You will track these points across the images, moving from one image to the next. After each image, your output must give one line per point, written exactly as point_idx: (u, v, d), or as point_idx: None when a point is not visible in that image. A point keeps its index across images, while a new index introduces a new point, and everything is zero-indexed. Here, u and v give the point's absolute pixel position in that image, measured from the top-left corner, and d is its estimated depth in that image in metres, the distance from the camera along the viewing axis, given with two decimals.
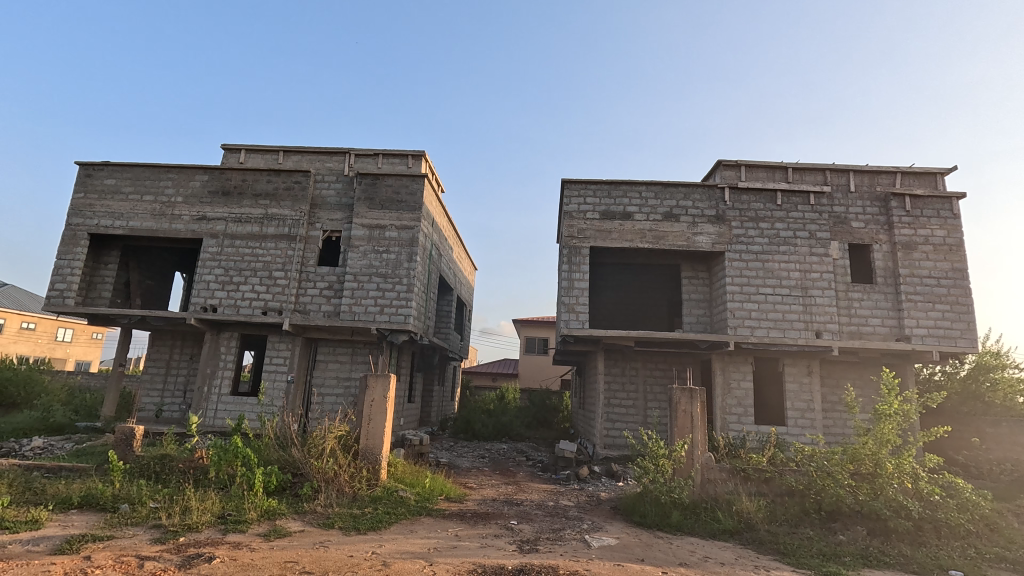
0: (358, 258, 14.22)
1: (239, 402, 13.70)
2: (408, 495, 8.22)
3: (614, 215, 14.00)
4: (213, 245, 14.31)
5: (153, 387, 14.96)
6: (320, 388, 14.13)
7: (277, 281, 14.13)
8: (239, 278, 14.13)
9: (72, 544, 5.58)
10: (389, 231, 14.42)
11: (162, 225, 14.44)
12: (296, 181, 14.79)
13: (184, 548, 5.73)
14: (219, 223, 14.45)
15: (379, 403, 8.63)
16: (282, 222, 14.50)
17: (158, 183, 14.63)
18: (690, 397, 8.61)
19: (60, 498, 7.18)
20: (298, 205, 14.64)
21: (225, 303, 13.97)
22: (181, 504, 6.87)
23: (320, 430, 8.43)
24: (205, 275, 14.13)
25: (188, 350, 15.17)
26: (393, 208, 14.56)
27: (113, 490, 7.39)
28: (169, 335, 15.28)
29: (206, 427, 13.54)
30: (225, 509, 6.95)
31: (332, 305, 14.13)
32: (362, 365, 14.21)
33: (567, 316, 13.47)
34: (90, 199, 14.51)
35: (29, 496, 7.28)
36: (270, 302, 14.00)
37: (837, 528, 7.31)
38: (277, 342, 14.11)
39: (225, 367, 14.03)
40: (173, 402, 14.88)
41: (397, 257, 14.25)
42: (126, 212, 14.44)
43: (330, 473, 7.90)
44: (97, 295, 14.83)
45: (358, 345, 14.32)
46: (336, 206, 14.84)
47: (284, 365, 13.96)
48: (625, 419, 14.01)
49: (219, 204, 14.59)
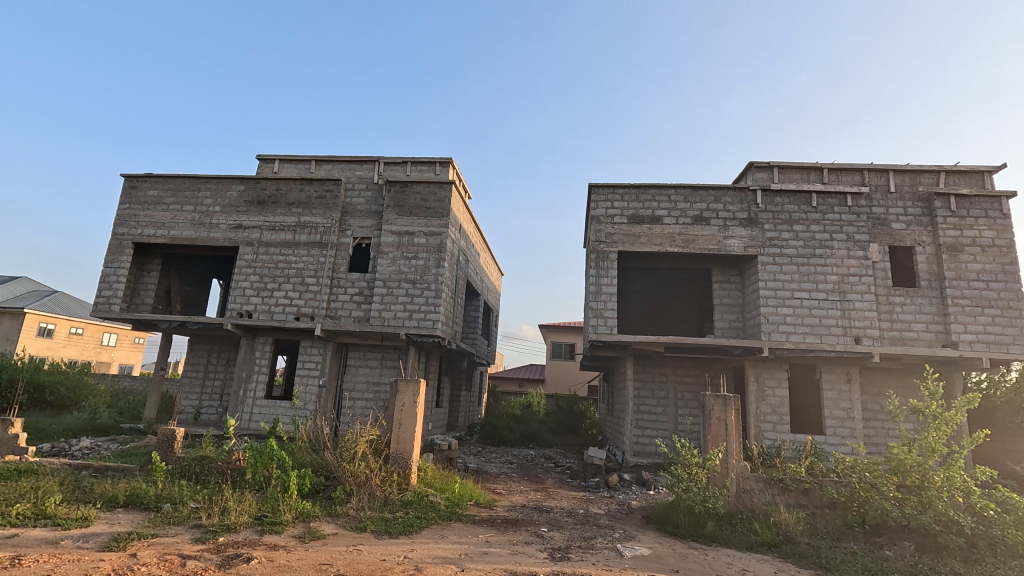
0: (387, 264, 14.44)
1: (273, 405, 14.00)
2: (439, 499, 8.27)
3: (643, 219, 13.84)
4: (249, 253, 14.74)
5: (192, 390, 15.46)
6: (351, 392, 14.41)
7: (310, 287, 14.44)
8: (274, 284, 14.51)
9: (119, 542, 5.79)
10: (417, 238, 14.59)
11: (201, 233, 14.95)
12: (328, 189, 15.14)
13: (223, 548, 5.87)
14: (254, 231, 14.88)
15: (410, 408, 8.69)
16: (314, 230, 14.84)
17: (198, 193, 15.18)
18: (724, 404, 8.40)
19: (107, 496, 7.48)
20: (330, 212, 14.96)
21: (260, 308, 14.35)
22: (221, 505, 7.07)
23: (353, 434, 8.56)
24: (241, 282, 14.56)
25: (226, 354, 15.66)
26: (421, 214, 14.75)
27: (156, 490, 7.65)
28: (207, 340, 15.78)
29: (242, 430, 13.92)
30: (262, 511, 7.11)
31: (363, 310, 14.38)
32: (392, 369, 14.44)
33: (595, 321, 13.29)
34: (134, 210, 15.16)
35: (79, 493, 7.61)
36: (304, 308, 14.30)
37: (884, 543, 6.98)
38: (309, 347, 14.41)
39: (260, 371, 14.42)
40: (211, 404, 15.36)
41: (426, 263, 14.40)
42: (168, 221, 15.03)
43: (362, 477, 7.97)
44: (141, 302, 15.45)
45: (388, 350, 14.56)
46: (366, 213, 15.12)
47: (316, 369, 14.25)
48: (655, 427, 13.77)
49: (254, 213, 15.02)
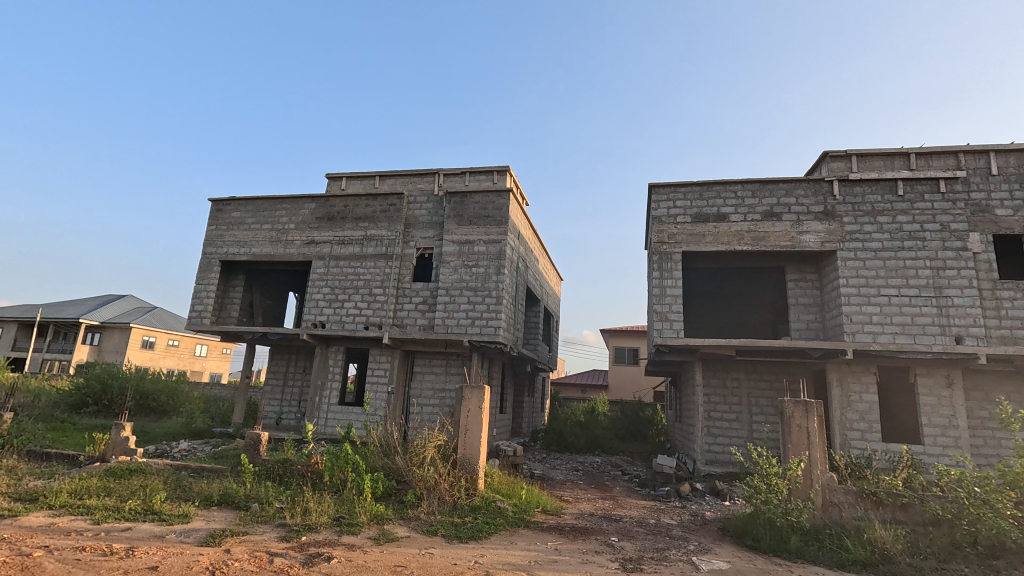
0: (449, 273, 14.77)
1: (346, 411, 14.67)
2: (506, 505, 8.30)
3: (708, 217, 13.32)
4: (321, 266, 15.59)
5: (273, 397, 16.52)
6: (419, 398, 14.85)
7: (377, 297, 15.04)
8: (344, 295, 15.24)
9: (215, 538, 6.27)
10: (477, 246, 14.84)
11: (278, 249, 16.00)
12: (392, 203, 15.76)
13: (306, 547, 6.20)
14: (326, 246, 15.72)
15: (475, 414, 8.80)
16: (380, 242, 15.47)
17: (275, 212, 16.27)
18: (805, 410, 7.89)
19: (204, 495, 8.12)
20: (394, 225, 15.55)
21: (332, 318, 15.12)
22: (303, 506, 7.47)
23: (421, 439, 8.79)
24: (315, 294, 15.42)
25: (303, 363, 16.62)
26: (481, 223, 15.00)
27: (245, 490, 8.22)
28: (286, 350, 16.82)
29: (319, 434, 14.68)
30: (340, 512, 7.44)
31: (427, 318, 14.79)
32: (456, 376, 14.75)
33: (660, 325, 12.91)
34: (220, 231, 16.48)
35: (180, 492, 8.32)
36: (372, 318, 14.91)
37: (1001, 567, 6.18)
38: (378, 354, 14.99)
39: (333, 379, 15.17)
40: (291, 410, 16.34)
41: (486, 270, 14.60)
42: (249, 240, 16.21)
43: (431, 481, 8.16)
44: (228, 315, 16.74)
45: (452, 357, 14.89)
46: (428, 224, 15.56)
47: (385, 376, 14.79)
48: (729, 434, 13.13)
49: (325, 229, 15.88)
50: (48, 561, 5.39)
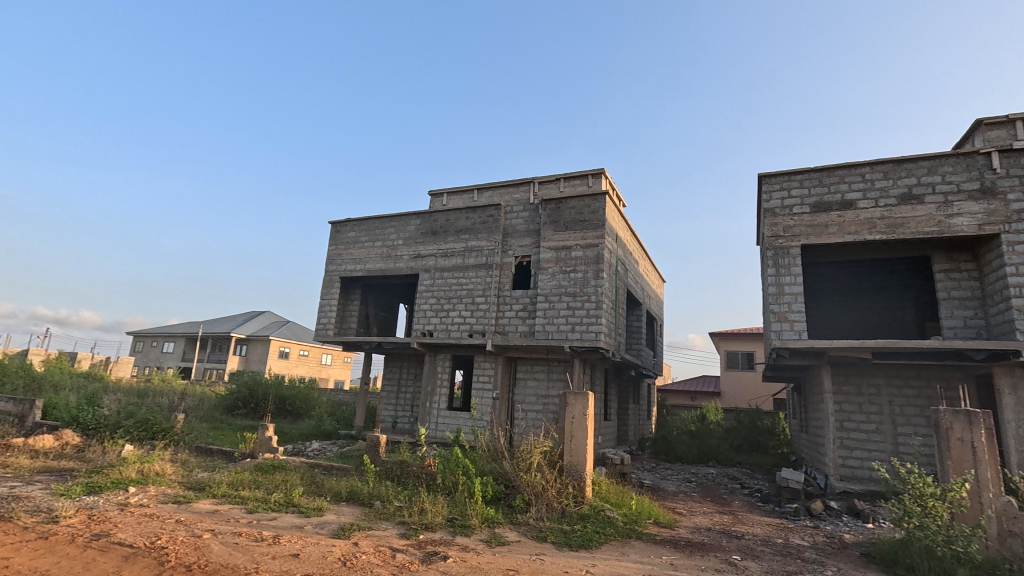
0: (548, 279, 14.86)
1: (455, 416, 15.29)
2: (616, 515, 8.09)
3: (830, 205, 12.03)
4: (427, 278, 16.49)
5: (389, 402, 17.72)
6: (523, 404, 15.06)
7: (479, 306, 15.56)
8: (449, 305, 15.96)
9: (345, 531, 6.85)
10: (575, 251, 14.76)
11: (389, 264, 17.21)
12: (490, 214, 16.25)
13: (424, 545, 6.53)
14: (430, 259, 16.61)
15: (580, 421, 8.71)
16: (480, 253, 16.01)
17: (385, 230, 17.54)
18: (968, 422, 6.78)
19: (334, 491, 8.91)
20: (493, 235, 16.01)
21: (438, 327, 15.90)
22: (419, 505, 7.89)
23: (527, 445, 8.88)
24: (423, 305, 16.33)
25: (414, 370, 17.65)
26: (577, 227, 14.92)
27: (368, 488, 8.88)
28: (399, 358, 17.98)
29: (431, 438, 15.45)
30: (453, 513, 7.74)
31: (528, 325, 14.98)
32: (559, 382, 14.75)
33: (778, 326, 11.85)
34: (339, 250, 18.12)
35: (315, 487, 9.21)
36: (475, 326, 15.44)
37: None
38: (482, 361, 15.46)
39: (442, 385, 15.91)
40: (405, 415, 17.40)
41: (585, 275, 14.46)
42: (364, 257, 17.63)
43: (539, 487, 8.21)
44: (348, 327, 18.30)
45: (554, 363, 14.93)
46: (525, 233, 15.81)
47: (489, 383, 15.20)
48: (868, 448, 11.63)
49: (430, 243, 16.79)
50: (214, 543, 6.23)
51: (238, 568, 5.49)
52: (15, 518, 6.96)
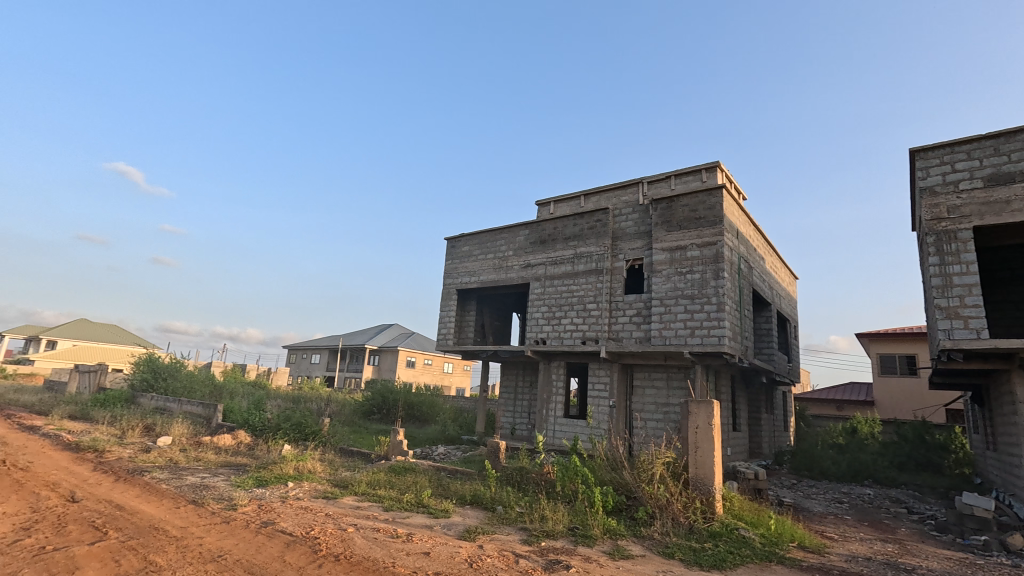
0: (662, 282, 14.24)
1: (572, 423, 15.22)
2: (752, 536, 7.41)
3: (1010, 176, 10.05)
4: (538, 287, 16.71)
5: (507, 409, 18.17)
6: (642, 412, 14.57)
7: (591, 312, 15.38)
8: (561, 313, 15.99)
9: (471, 533, 7.12)
10: (690, 251, 13.99)
11: (501, 275, 17.75)
12: (598, 219, 16.06)
13: (546, 552, 6.55)
14: (540, 267, 16.82)
15: (705, 431, 8.16)
16: (590, 258, 15.85)
17: (496, 242, 18.16)
18: None
19: (460, 494, 9.33)
20: (602, 240, 15.78)
21: (551, 335, 16.00)
22: (540, 513, 7.95)
23: (648, 455, 8.52)
24: (535, 313, 16.56)
25: (529, 378, 17.92)
26: (692, 226, 14.14)
27: (490, 493, 9.17)
28: (514, 366, 18.39)
29: (549, 445, 15.54)
30: (574, 523, 7.67)
31: (643, 330, 14.47)
32: (680, 391, 14.03)
33: (947, 324, 10.08)
34: (455, 264, 19.12)
35: (442, 489, 9.72)
36: (588, 333, 15.28)
37: None
38: (597, 369, 15.23)
39: (557, 393, 15.94)
40: (523, 422, 17.72)
41: (703, 276, 13.61)
42: (477, 269, 18.40)
43: (663, 500, 7.83)
44: (465, 336, 19.17)
45: (673, 369, 14.23)
46: (636, 235, 15.35)
47: (605, 391, 14.90)
48: None
49: (539, 252, 17.02)
50: (356, 536, 6.86)
51: (378, 561, 5.97)
52: (205, 504, 8.31)
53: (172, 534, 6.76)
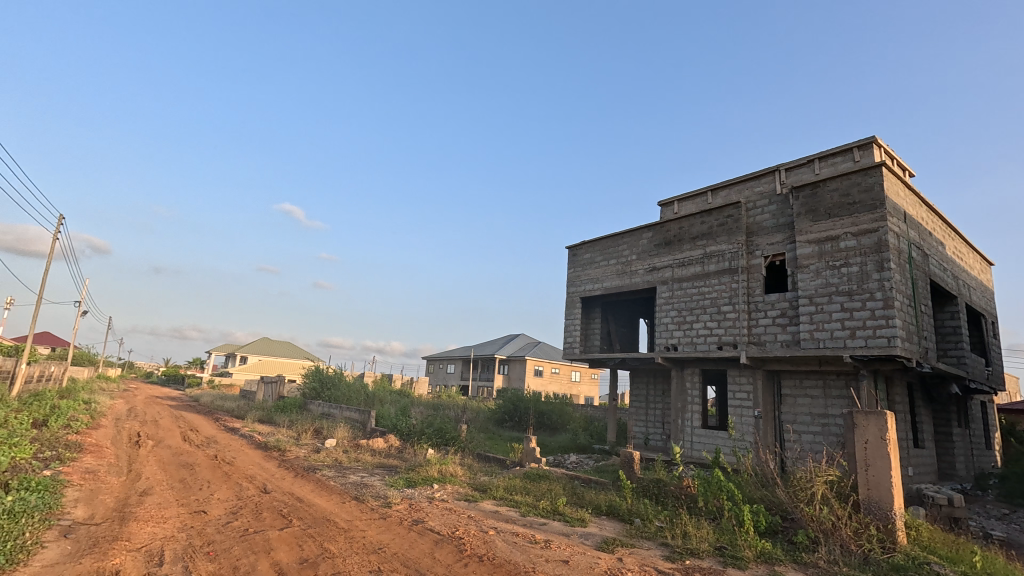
0: (810, 278, 12.76)
1: (711, 435, 14.23)
2: (950, 572, 6.23)
3: None
4: (665, 291, 15.99)
5: (639, 418, 17.60)
6: (794, 424, 13.20)
7: (727, 315, 14.30)
8: (692, 316, 15.10)
9: (609, 545, 7.01)
10: (844, 241, 12.36)
11: (625, 280, 17.33)
12: (729, 214, 14.93)
13: (691, 571, 6.20)
14: (667, 270, 16.09)
15: (877, 446, 7.11)
16: (722, 257, 14.78)
17: (618, 247, 17.81)
18: None
19: (595, 504, 9.22)
20: (735, 237, 14.63)
21: (682, 340, 15.18)
22: (682, 528, 7.53)
23: (806, 472, 7.65)
24: (663, 318, 15.86)
25: (661, 386, 17.18)
26: (844, 213, 12.49)
27: (627, 504, 8.93)
28: (644, 374, 17.77)
29: (687, 457, 14.69)
30: (721, 542, 7.12)
31: (790, 333, 13.08)
32: (841, 400, 12.48)
33: None
34: (577, 272, 19.12)
35: (576, 498, 9.71)
36: (725, 337, 14.22)
37: None
38: (737, 375, 14.08)
39: (693, 402, 15.03)
40: (656, 431, 17.02)
41: (862, 268, 11.92)
42: (600, 275, 18.19)
43: (829, 523, 6.91)
44: (591, 344, 19.01)
45: (830, 376, 12.70)
46: (774, 228, 14.00)
47: (749, 399, 13.71)
48: None
49: (664, 253, 16.31)
50: (497, 539, 7.14)
51: (519, 565, 6.15)
52: (366, 500, 9.28)
53: (341, 525, 7.67)
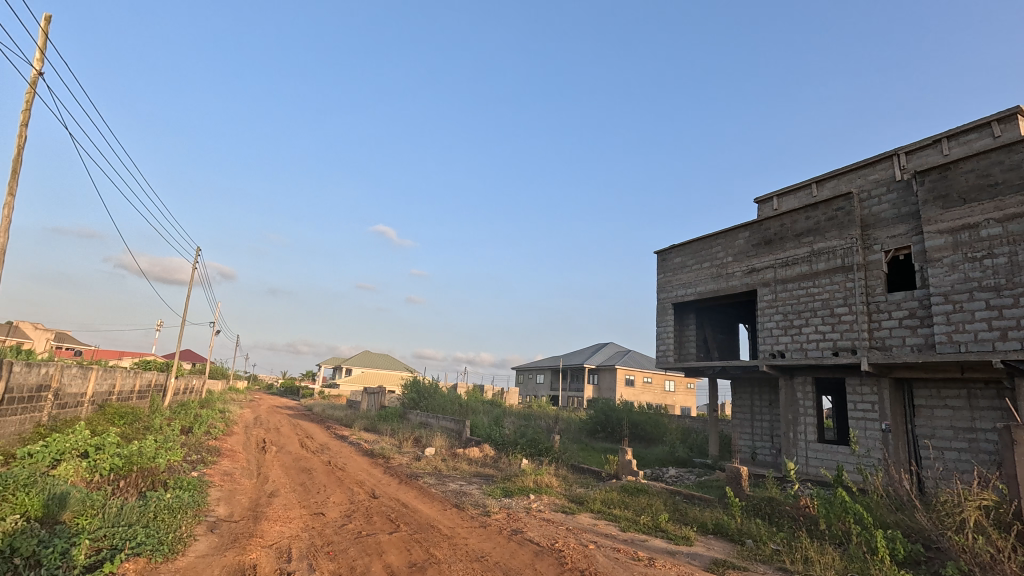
0: (944, 273, 11.25)
1: (830, 450, 12.93)
2: None
3: None
4: (768, 293, 14.89)
5: (744, 431, 16.46)
6: (933, 440, 11.68)
7: (842, 317, 12.99)
8: (800, 320, 13.90)
9: (719, 567, 6.58)
10: (986, 229, 10.75)
11: (721, 284, 16.39)
12: (839, 207, 13.60)
13: None
14: (769, 271, 14.99)
15: None
16: (833, 255, 13.48)
17: (712, 249, 16.92)
18: None
19: (700, 522, 8.73)
20: (847, 231, 13.28)
21: (791, 347, 14.02)
22: (802, 553, 6.89)
23: (954, 494, 6.72)
24: (767, 323, 14.76)
25: (767, 397, 15.96)
26: (984, 196, 10.88)
27: (736, 523, 8.35)
28: (747, 384, 16.63)
29: (802, 474, 13.47)
30: (849, 569, 6.36)
31: (922, 335, 11.61)
32: (992, 413, 10.89)
33: None
34: (668, 277, 18.42)
35: (680, 515, 9.25)
36: (841, 342, 12.91)
37: None
38: (859, 385, 12.71)
39: (807, 414, 13.78)
40: (764, 445, 15.80)
41: (1012, 259, 10.29)
42: (693, 280, 17.36)
43: None
44: (687, 352, 18.15)
45: (977, 385, 11.15)
46: (896, 219, 12.56)
47: (874, 411, 12.32)
48: None
49: (765, 253, 15.22)
50: (598, 554, 7.01)
51: None
52: (466, 508, 9.55)
53: (444, 532, 7.95)
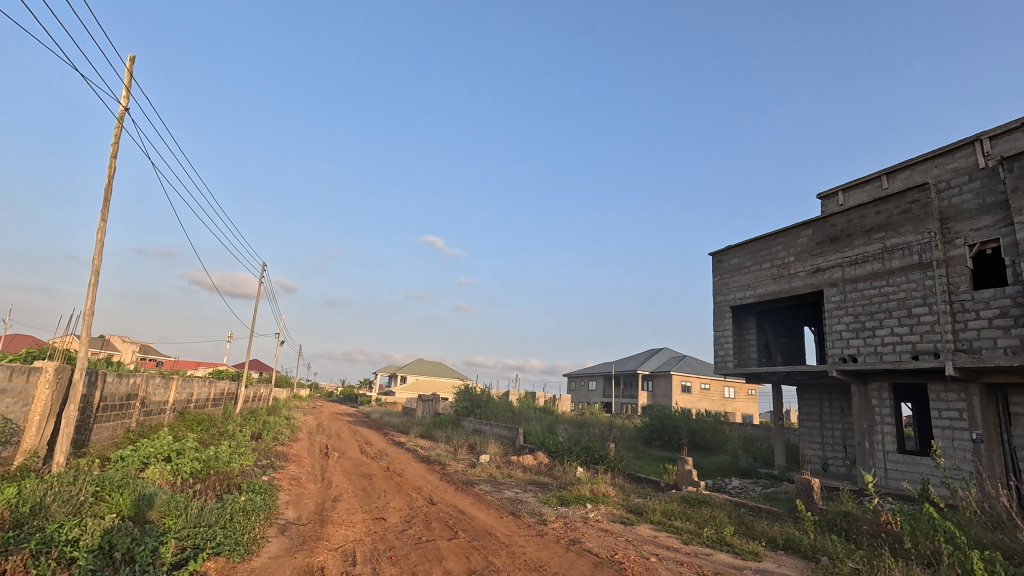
0: None
1: (913, 462, 11.98)
2: None
3: None
4: (836, 294, 14.03)
5: (813, 440, 15.54)
6: None
7: (922, 318, 12.03)
8: (874, 322, 13.01)
9: None
10: None
11: (783, 285, 15.62)
12: (913, 200, 12.63)
13: None
14: (835, 270, 14.14)
15: None
16: (908, 251, 12.52)
17: (771, 249, 16.18)
18: None
19: (769, 536, 8.30)
20: (924, 225, 12.30)
21: (864, 350, 13.13)
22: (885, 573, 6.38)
23: None
24: (836, 325, 13.91)
25: (838, 404, 15.02)
26: None
27: (809, 539, 7.87)
28: (815, 391, 15.71)
29: (882, 488, 12.54)
30: None
31: (1016, 337, 10.61)
32: None
33: None
34: (724, 279, 17.76)
35: (746, 528, 8.84)
36: (920, 344, 11.95)
37: None
38: (944, 391, 11.74)
39: (884, 422, 12.84)
40: (837, 456, 14.85)
41: None
42: (752, 281, 16.65)
43: None
44: (747, 357, 17.38)
45: None
46: (980, 211, 11.56)
47: (962, 419, 11.32)
48: None
49: (830, 252, 14.38)
50: (660, 567, 6.81)
51: None
52: (522, 516, 9.54)
53: (501, 540, 7.97)
